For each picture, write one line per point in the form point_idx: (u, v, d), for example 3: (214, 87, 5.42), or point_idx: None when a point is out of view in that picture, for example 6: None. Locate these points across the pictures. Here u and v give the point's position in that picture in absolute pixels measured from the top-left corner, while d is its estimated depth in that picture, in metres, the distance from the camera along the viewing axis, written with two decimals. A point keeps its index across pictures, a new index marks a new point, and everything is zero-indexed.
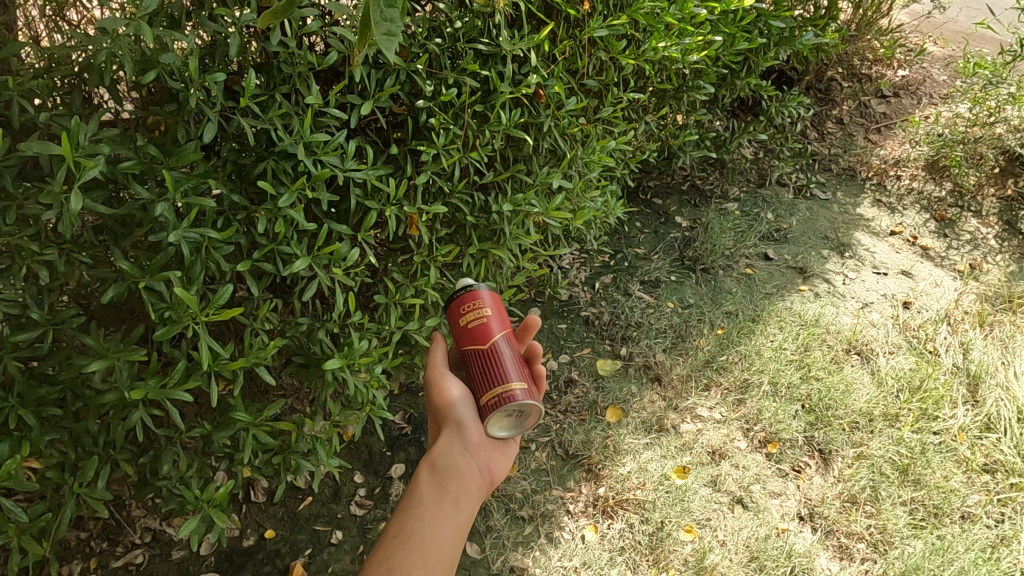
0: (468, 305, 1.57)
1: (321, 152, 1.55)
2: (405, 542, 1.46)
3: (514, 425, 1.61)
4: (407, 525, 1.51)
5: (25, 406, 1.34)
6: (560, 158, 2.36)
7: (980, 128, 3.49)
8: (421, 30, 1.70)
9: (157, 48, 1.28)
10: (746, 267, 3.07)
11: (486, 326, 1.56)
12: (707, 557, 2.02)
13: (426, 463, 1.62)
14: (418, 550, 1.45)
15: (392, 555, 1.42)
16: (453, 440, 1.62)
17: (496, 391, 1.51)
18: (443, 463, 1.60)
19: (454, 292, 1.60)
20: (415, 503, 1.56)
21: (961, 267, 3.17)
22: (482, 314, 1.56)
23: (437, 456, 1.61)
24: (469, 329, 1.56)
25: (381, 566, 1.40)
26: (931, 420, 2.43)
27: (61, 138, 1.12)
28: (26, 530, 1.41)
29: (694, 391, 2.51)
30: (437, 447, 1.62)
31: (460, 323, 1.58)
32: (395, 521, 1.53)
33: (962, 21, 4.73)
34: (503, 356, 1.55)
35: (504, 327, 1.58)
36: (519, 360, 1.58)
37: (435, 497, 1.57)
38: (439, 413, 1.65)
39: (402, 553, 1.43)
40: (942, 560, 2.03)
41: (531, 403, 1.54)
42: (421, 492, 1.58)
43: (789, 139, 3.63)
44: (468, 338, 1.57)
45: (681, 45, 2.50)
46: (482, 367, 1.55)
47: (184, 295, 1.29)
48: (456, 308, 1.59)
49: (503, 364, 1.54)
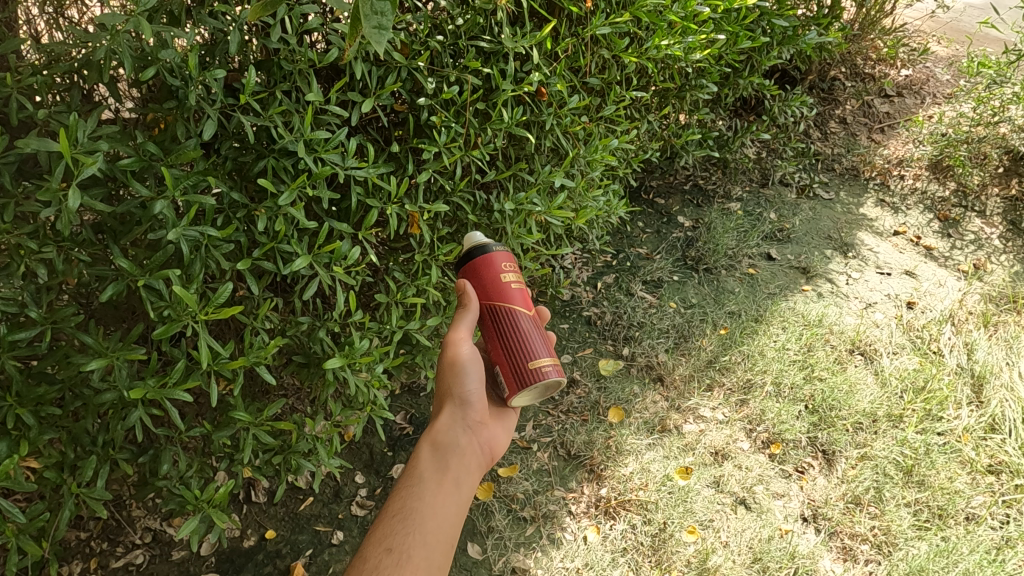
0: (486, 270, 1.57)
1: (321, 150, 1.54)
2: (405, 520, 1.40)
3: (535, 398, 1.61)
4: (406, 504, 1.44)
5: (24, 405, 1.33)
6: (562, 156, 2.35)
7: (985, 128, 3.49)
8: (423, 27, 1.69)
9: (157, 45, 1.27)
10: (748, 267, 3.05)
11: (512, 290, 1.57)
12: (709, 558, 2.00)
13: (426, 441, 1.56)
14: (419, 528, 1.39)
15: (392, 534, 1.37)
16: (456, 414, 1.59)
17: (527, 365, 1.53)
18: (446, 441, 1.56)
19: (468, 254, 1.60)
20: (415, 479, 1.49)
21: (965, 267, 3.15)
22: (508, 277, 1.58)
23: (438, 433, 1.57)
24: (490, 293, 1.56)
25: (380, 545, 1.34)
26: (935, 420, 2.42)
27: (59, 134, 1.11)
28: (25, 530, 1.40)
29: (696, 392, 2.50)
30: (439, 425, 1.58)
31: (481, 286, 1.57)
32: (395, 500, 1.46)
33: (965, 20, 4.73)
34: (527, 325, 1.57)
35: (523, 294, 1.59)
36: (540, 330, 1.60)
37: (437, 474, 1.51)
38: (444, 384, 1.62)
39: (402, 530, 1.38)
40: (946, 561, 2.01)
41: (559, 378, 1.56)
42: (421, 470, 1.51)
43: (793, 138, 3.67)
44: (488, 303, 1.56)
45: (684, 43, 2.49)
46: (503, 336, 1.55)
47: (183, 293, 1.28)
48: (473, 269, 1.59)
49: (529, 334, 1.56)
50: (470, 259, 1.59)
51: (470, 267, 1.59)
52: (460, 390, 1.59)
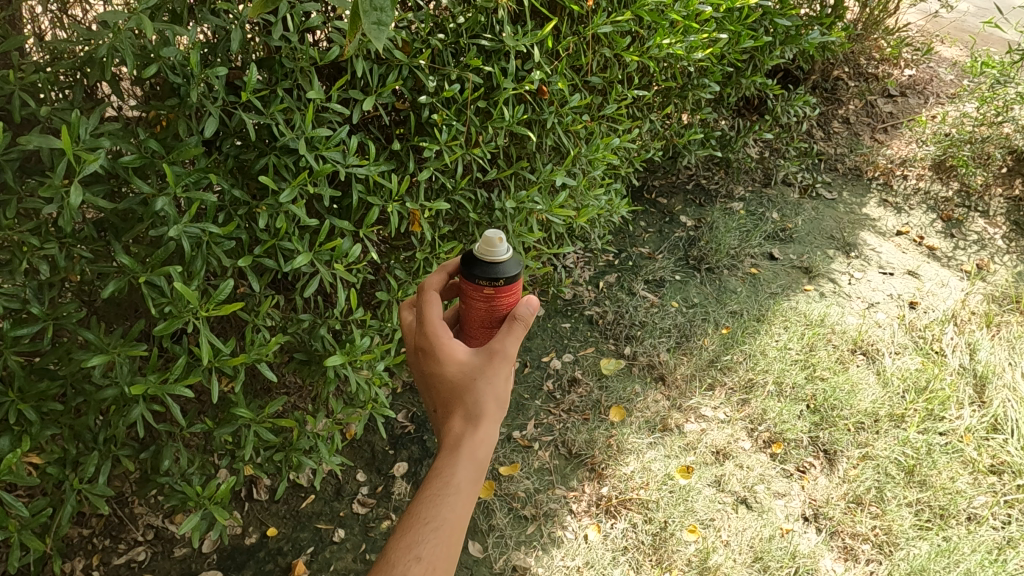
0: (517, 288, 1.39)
1: (322, 148, 1.55)
2: (436, 531, 1.17)
3: None
4: (438, 513, 1.18)
5: (26, 400, 1.34)
6: (563, 155, 2.36)
7: (988, 128, 3.49)
8: (424, 25, 1.69)
9: (159, 43, 1.27)
10: (750, 267, 3.06)
11: None
12: (710, 557, 2.00)
13: (462, 443, 1.25)
14: (452, 545, 1.17)
15: (420, 541, 1.15)
16: (498, 422, 1.29)
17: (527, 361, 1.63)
18: (486, 452, 1.27)
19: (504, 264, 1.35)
20: (449, 487, 1.21)
21: (968, 267, 3.15)
22: None
23: (478, 439, 1.26)
24: None
25: (407, 552, 1.14)
26: (937, 420, 2.41)
27: (61, 131, 1.11)
28: (27, 525, 1.40)
29: (698, 391, 2.50)
30: (481, 432, 1.26)
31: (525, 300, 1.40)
32: (422, 500, 1.20)
33: (969, 20, 4.73)
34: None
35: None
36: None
37: (473, 487, 1.24)
38: (487, 386, 1.28)
39: (432, 540, 1.16)
40: (948, 561, 2.00)
41: None
42: (453, 475, 1.22)
43: (795, 138, 3.67)
44: None
45: (685, 42, 2.49)
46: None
47: (184, 289, 1.29)
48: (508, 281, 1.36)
49: None
50: (512, 271, 1.37)
51: (510, 277, 1.36)
52: (503, 399, 1.30)
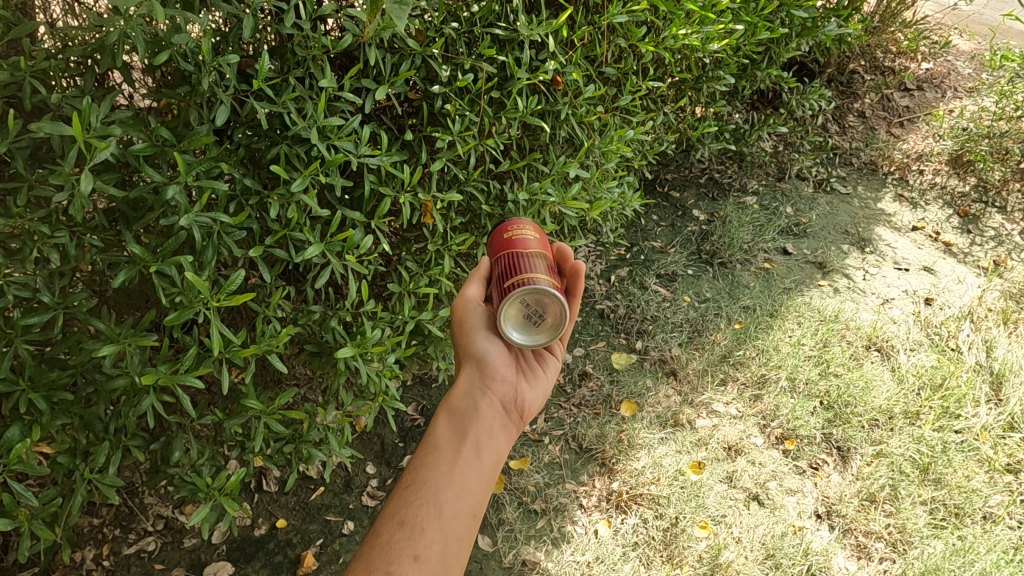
0: (508, 228, 1.63)
1: (334, 137, 1.53)
2: (419, 492, 1.34)
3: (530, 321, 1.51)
4: (420, 475, 1.38)
5: (36, 390, 1.33)
6: (577, 147, 2.33)
7: (1007, 122, 3.41)
8: (437, 14, 1.66)
9: (170, 30, 1.26)
10: (764, 261, 3.02)
11: (519, 239, 1.60)
12: (721, 554, 1.97)
13: (443, 408, 1.52)
14: (434, 500, 1.33)
15: (405, 506, 1.31)
16: (473, 374, 1.57)
17: (518, 277, 1.47)
18: (462, 405, 1.52)
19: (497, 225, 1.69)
20: (432, 446, 1.45)
21: (985, 264, 3.10)
22: (520, 232, 1.62)
23: (455, 399, 1.53)
24: (514, 238, 1.61)
25: (393, 519, 1.29)
26: (952, 418, 2.37)
27: (72, 118, 1.09)
28: (37, 515, 1.40)
29: (710, 386, 2.48)
30: (457, 386, 1.55)
31: (500, 237, 1.62)
32: (410, 472, 1.40)
33: (988, 13, 4.67)
34: (540, 263, 1.54)
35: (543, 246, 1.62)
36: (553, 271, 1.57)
37: (453, 439, 1.46)
38: (461, 347, 1.60)
39: (415, 502, 1.32)
40: (963, 560, 1.98)
41: (551, 291, 1.46)
42: (439, 438, 1.47)
43: (810, 131, 3.62)
44: (502, 248, 1.60)
45: (702, 33, 2.45)
46: (510, 269, 1.53)
47: (195, 279, 1.26)
48: (500, 233, 1.65)
49: (524, 263, 1.53)
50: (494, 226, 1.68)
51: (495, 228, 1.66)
52: (474, 349, 1.58)
